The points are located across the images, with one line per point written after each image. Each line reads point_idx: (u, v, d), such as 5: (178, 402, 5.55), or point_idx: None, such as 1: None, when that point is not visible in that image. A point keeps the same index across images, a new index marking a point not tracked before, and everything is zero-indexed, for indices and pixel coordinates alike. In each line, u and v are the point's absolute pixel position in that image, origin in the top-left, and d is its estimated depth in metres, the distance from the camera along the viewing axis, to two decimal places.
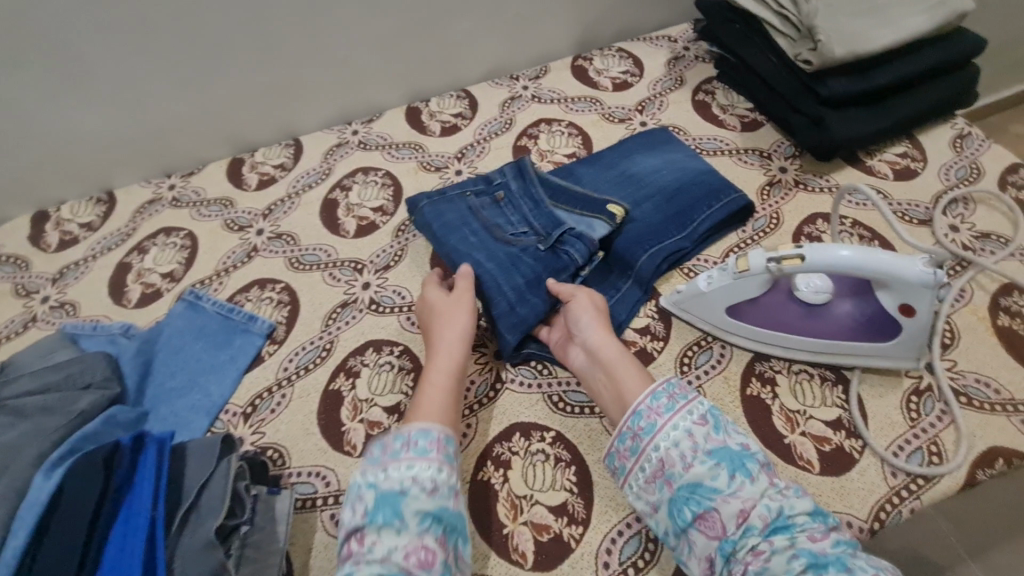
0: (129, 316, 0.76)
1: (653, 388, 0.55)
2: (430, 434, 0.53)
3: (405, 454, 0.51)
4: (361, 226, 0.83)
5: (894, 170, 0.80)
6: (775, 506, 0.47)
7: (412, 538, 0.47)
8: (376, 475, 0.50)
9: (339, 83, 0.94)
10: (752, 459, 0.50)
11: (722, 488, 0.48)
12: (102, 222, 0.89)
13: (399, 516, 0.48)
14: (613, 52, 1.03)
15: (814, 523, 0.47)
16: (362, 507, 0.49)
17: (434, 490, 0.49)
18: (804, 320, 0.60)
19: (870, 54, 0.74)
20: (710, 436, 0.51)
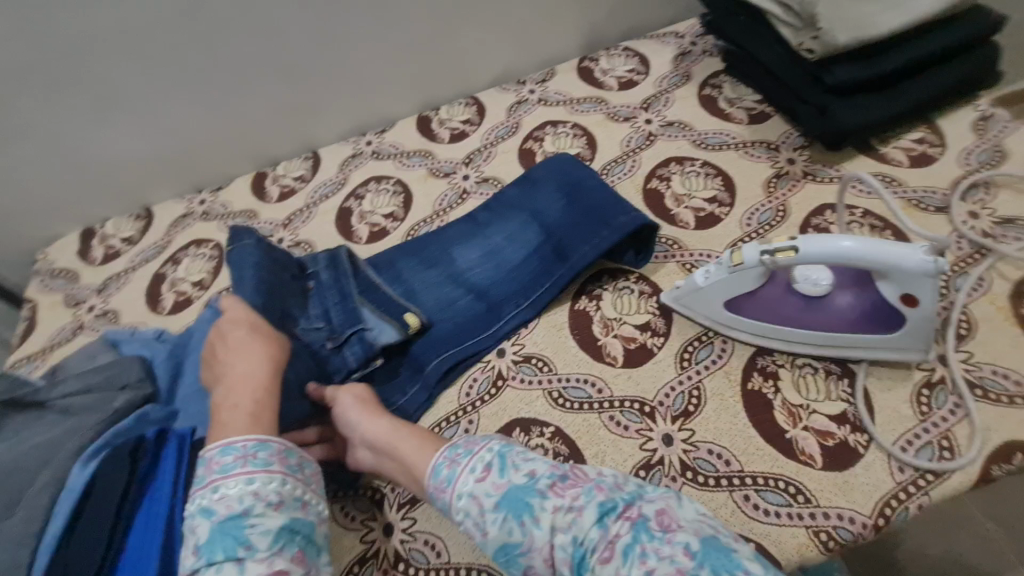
0: (164, 322, 0.83)
1: (432, 463, 0.47)
2: (233, 449, 0.47)
3: (240, 470, 0.46)
4: (373, 232, 0.87)
5: (910, 156, 0.77)
6: (579, 536, 0.40)
7: (261, 563, 0.42)
8: (207, 501, 0.44)
9: (351, 96, 0.98)
10: (532, 493, 0.43)
11: (525, 543, 0.42)
12: (141, 236, 0.96)
13: (241, 542, 0.42)
14: (619, 51, 1.03)
15: (599, 533, 0.40)
16: (194, 543, 0.43)
17: (281, 503, 0.45)
18: (803, 313, 0.59)
19: (876, 39, 0.72)
20: (495, 485, 0.44)
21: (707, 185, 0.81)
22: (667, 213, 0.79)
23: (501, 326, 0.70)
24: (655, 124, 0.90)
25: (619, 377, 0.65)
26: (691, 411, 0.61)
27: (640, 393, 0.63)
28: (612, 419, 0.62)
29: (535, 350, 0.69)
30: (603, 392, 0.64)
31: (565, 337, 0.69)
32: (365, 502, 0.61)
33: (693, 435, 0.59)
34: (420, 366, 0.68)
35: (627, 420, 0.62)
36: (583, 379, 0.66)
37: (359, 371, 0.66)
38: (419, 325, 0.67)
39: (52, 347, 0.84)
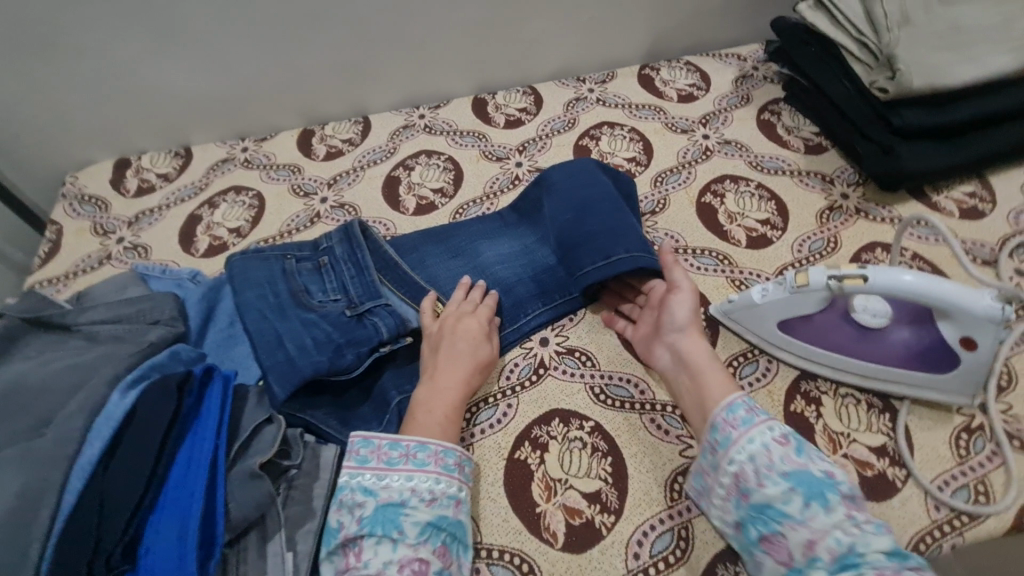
0: (196, 264, 0.81)
1: (732, 400, 0.54)
2: (399, 445, 0.55)
3: (403, 466, 0.53)
4: (421, 205, 0.86)
5: (961, 208, 0.79)
6: (871, 558, 0.43)
7: (410, 547, 0.49)
8: (372, 484, 0.52)
9: (412, 67, 0.97)
10: (832, 489, 0.47)
11: (791, 515, 0.46)
12: (178, 174, 0.93)
13: (397, 526, 0.50)
14: (681, 64, 1.04)
15: (894, 566, 0.43)
16: (358, 515, 0.51)
17: (433, 500, 0.52)
18: (857, 343, 0.60)
19: (948, 88, 0.74)
20: (791, 458, 0.49)
21: (761, 207, 0.81)
22: (719, 228, 0.79)
23: (525, 321, 0.70)
24: (712, 140, 0.91)
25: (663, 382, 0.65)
26: None
27: None
28: (653, 422, 0.62)
29: (579, 344, 0.69)
30: (646, 394, 0.64)
31: (610, 335, 0.69)
32: None
33: None
34: None
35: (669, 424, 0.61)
36: (626, 379, 0.65)
37: (389, 344, 0.64)
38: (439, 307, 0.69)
39: (76, 273, 0.82)
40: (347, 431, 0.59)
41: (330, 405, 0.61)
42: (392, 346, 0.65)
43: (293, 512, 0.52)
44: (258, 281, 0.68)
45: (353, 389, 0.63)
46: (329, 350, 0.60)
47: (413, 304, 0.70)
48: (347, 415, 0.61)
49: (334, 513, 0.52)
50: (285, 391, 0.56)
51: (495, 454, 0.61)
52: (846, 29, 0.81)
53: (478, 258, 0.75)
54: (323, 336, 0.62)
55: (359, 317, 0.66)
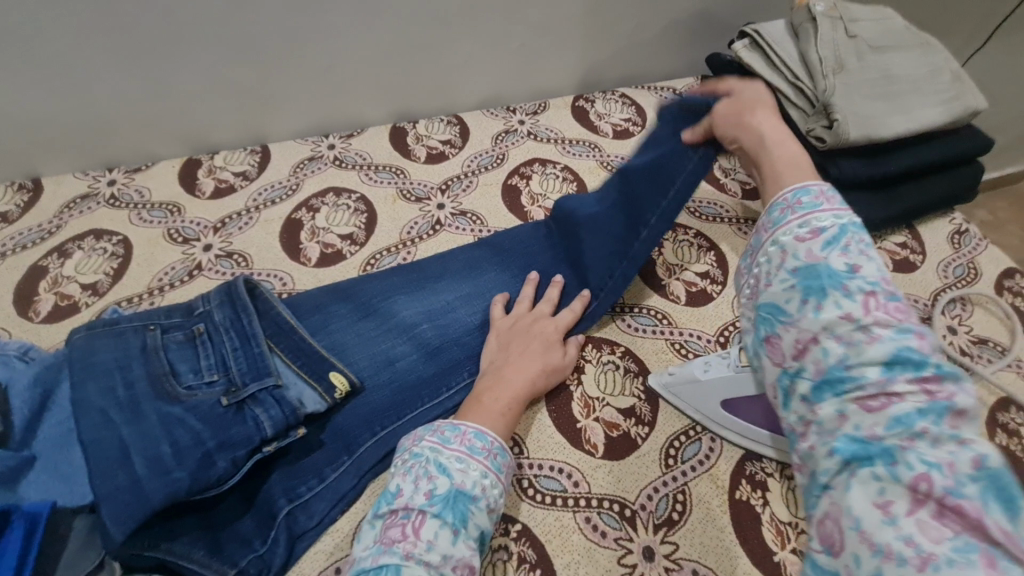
0: (34, 333, 0.65)
1: (771, 202, 0.44)
2: (484, 438, 0.50)
3: (483, 458, 0.49)
4: (326, 254, 0.74)
5: (894, 260, 0.77)
6: (860, 352, 0.35)
7: (469, 551, 0.44)
8: (450, 463, 0.47)
9: (317, 92, 0.84)
10: (842, 285, 0.37)
11: (792, 314, 0.38)
12: (21, 213, 0.77)
13: (465, 520, 0.44)
14: (616, 97, 0.99)
15: (882, 378, 0.33)
16: (428, 488, 0.46)
17: (493, 510, 0.47)
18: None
19: (882, 140, 0.72)
20: (811, 254, 0.39)
21: (701, 258, 0.75)
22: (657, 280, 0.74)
23: (447, 396, 0.62)
24: None
25: (599, 472, 0.57)
26: (675, 520, 0.54)
27: (621, 493, 0.56)
28: (589, 522, 0.54)
29: None
30: (581, 486, 0.56)
31: (540, 414, 0.61)
32: None
33: (676, 549, 0.53)
34: (350, 445, 0.57)
35: (606, 524, 0.54)
36: (558, 468, 0.57)
37: (275, 442, 0.53)
38: (347, 387, 0.58)
39: None
40: (217, 562, 0.48)
41: (195, 529, 0.48)
42: (279, 443, 0.53)
43: None
44: (105, 368, 0.53)
45: (229, 497, 0.52)
46: (192, 460, 0.48)
47: (311, 383, 0.57)
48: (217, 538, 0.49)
49: (399, 477, 0.47)
50: (122, 533, 0.44)
51: None
52: (781, 71, 0.78)
53: (394, 318, 0.66)
54: (188, 439, 0.50)
55: (239, 407, 0.53)
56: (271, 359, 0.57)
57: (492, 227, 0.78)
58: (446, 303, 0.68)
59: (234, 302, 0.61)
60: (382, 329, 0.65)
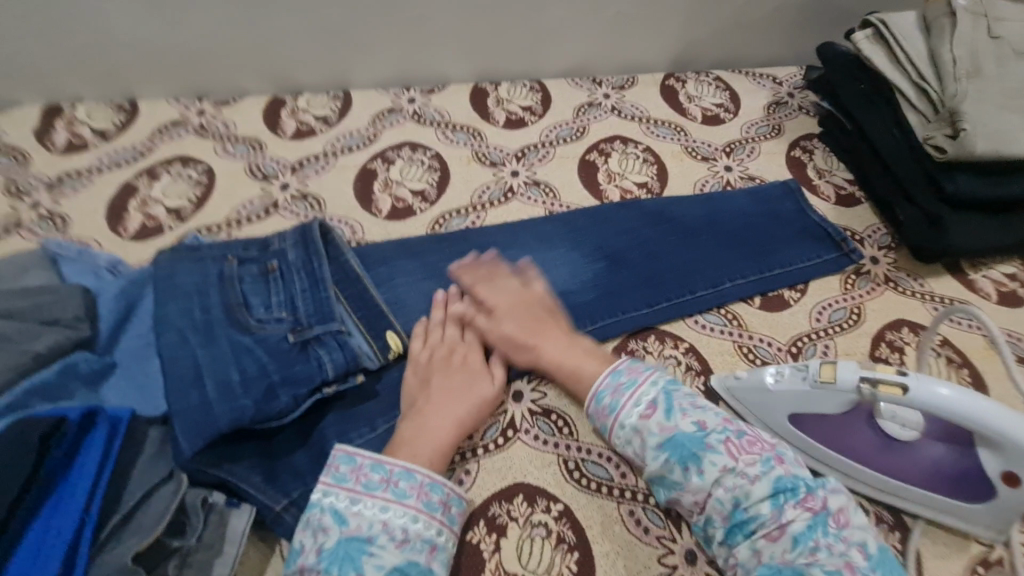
0: (123, 248, 0.68)
1: (595, 390, 0.53)
2: (381, 467, 0.47)
3: (381, 493, 0.46)
4: (396, 208, 0.74)
5: (999, 291, 0.70)
6: (756, 521, 0.44)
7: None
8: (342, 507, 0.45)
9: (404, 41, 0.83)
10: (704, 447, 0.46)
11: (726, 551, 0.45)
12: (117, 132, 0.80)
13: (356, 566, 0.42)
14: (710, 79, 0.93)
15: (773, 513, 0.43)
16: (319, 544, 0.44)
17: (405, 541, 0.44)
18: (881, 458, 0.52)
19: (1013, 158, 0.65)
20: (662, 426, 0.48)
21: None
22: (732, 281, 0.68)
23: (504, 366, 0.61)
24: (734, 174, 0.80)
25: None
26: None
27: None
28: (632, 515, 0.53)
29: (557, 404, 0.59)
30: (627, 478, 0.55)
31: None
32: None
33: None
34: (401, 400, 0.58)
35: (649, 520, 0.53)
36: (606, 456, 0.56)
37: (335, 384, 0.54)
38: (400, 351, 0.58)
39: None
40: (271, 490, 0.49)
41: (255, 455, 0.50)
42: (338, 387, 0.54)
43: None
44: (186, 291, 0.56)
45: (288, 430, 0.53)
46: (258, 390, 0.50)
47: (367, 338, 0.58)
48: (273, 467, 0.51)
49: (299, 531, 0.45)
50: (192, 446, 0.46)
51: None
52: (906, 70, 0.71)
53: (458, 282, 0.66)
54: (255, 369, 0.52)
55: (303, 346, 0.54)
56: (336, 305, 0.58)
57: (565, 201, 0.76)
58: (511, 274, 0.67)
59: (308, 245, 0.62)
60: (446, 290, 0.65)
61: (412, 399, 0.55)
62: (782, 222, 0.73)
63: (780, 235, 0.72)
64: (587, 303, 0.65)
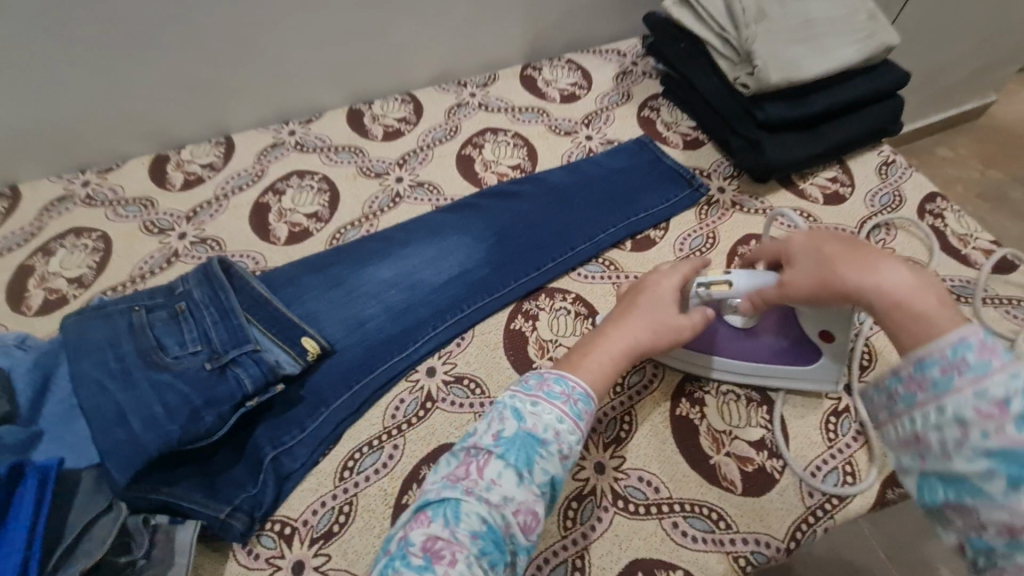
0: (29, 325, 0.70)
1: (938, 341, 0.41)
2: (564, 383, 0.52)
3: (561, 404, 0.50)
4: (293, 233, 0.79)
5: (824, 194, 0.82)
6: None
7: (531, 495, 0.46)
8: (524, 408, 0.49)
9: (272, 81, 0.88)
10: None
11: (974, 484, 0.37)
12: (3, 219, 0.81)
13: (530, 464, 0.47)
14: (563, 63, 1.02)
15: None
16: (497, 430, 0.48)
17: (566, 457, 0.48)
18: (743, 351, 0.62)
19: (804, 81, 0.76)
20: None
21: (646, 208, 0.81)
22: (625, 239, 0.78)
23: (414, 349, 0.67)
24: (595, 142, 0.90)
25: None
26: (623, 438, 0.61)
27: None
28: None
29: (468, 371, 0.66)
30: None
31: (499, 358, 0.67)
32: (273, 538, 0.55)
33: (624, 462, 0.59)
34: (324, 400, 0.63)
35: None
36: None
37: (256, 396, 0.58)
38: (318, 350, 0.64)
39: None
40: (214, 502, 0.54)
41: (192, 476, 0.55)
42: (260, 398, 0.59)
43: None
44: (97, 346, 0.59)
45: (221, 449, 0.58)
46: (181, 416, 0.54)
47: (285, 348, 0.63)
48: (213, 484, 0.55)
49: (481, 421, 0.50)
50: (125, 476, 0.50)
51: (381, 502, 0.57)
52: (709, 25, 0.82)
53: (361, 286, 0.71)
54: (177, 400, 0.55)
55: (221, 370, 0.59)
56: (249, 329, 0.63)
57: (449, 195, 0.83)
58: (409, 267, 0.73)
59: (214, 278, 0.66)
60: (351, 296, 0.71)
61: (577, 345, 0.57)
62: (641, 172, 0.84)
63: (640, 184, 0.82)
64: (482, 279, 0.73)
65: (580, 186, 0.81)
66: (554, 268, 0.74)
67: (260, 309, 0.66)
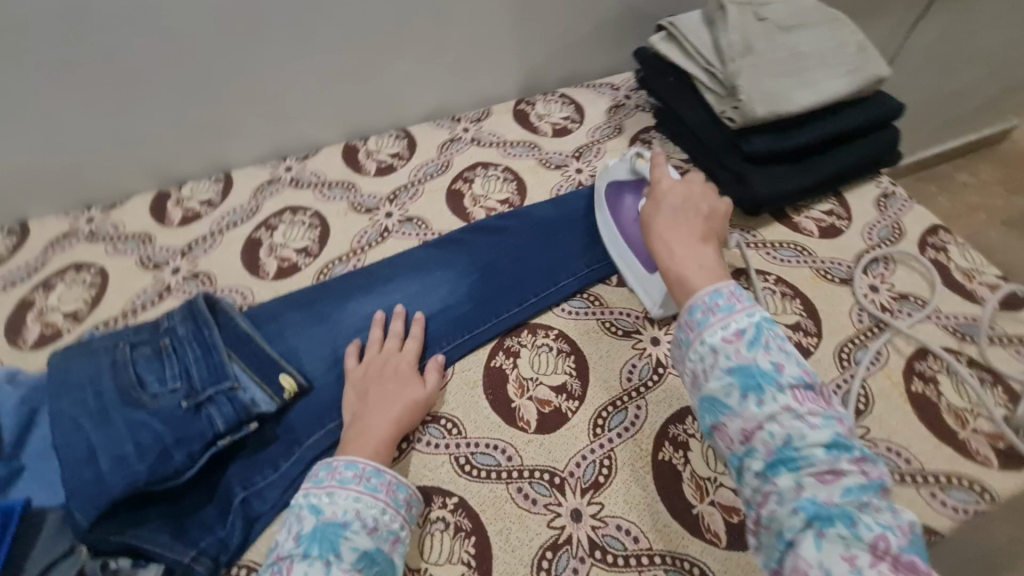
0: (24, 358, 0.72)
1: (691, 302, 0.50)
2: (354, 465, 0.55)
3: (355, 487, 0.53)
4: (282, 268, 0.80)
5: (820, 227, 0.80)
6: (787, 377, 0.45)
7: (342, 573, 0.47)
8: (319, 501, 0.52)
9: (271, 121, 0.91)
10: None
11: (735, 407, 0.45)
12: (11, 254, 0.84)
13: (334, 547, 0.49)
14: (556, 97, 1.04)
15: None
16: (297, 532, 0.51)
17: (374, 528, 0.51)
18: (629, 221, 0.73)
19: (792, 114, 0.75)
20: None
21: None
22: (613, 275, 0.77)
23: None
24: (585, 175, 0.90)
25: (532, 445, 0.62)
26: (601, 483, 0.58)
27: (551, 463, 0.60)
28: (520, 491, 0.58)
29: (446, 410, 0.65)
30: (513, 459, 0.61)
31: (478, 397, 0.66)
32: None
33: (602, 509, 0.57)
34: (298, 439, 0.62)
35: (537, 492, 0.58)
36: (493, 445, 0.62)
37: (229, 435, 0.58)
38: (296, 388, 0.64)
39: None
40: (179, 545, 0.53)
41: (161, 516, 0.54)
42: (233, 437, 0.59)
43: None
44: (78, 384, 0.60)
45: (192, 489, 0.57)
46: (151, 456, 0.54)
47: (261, 385, 0.63)
48: (181, 525, 0.55)
49: (283, 532, 0.52)
50: (89, 517, 0.50)
51: None
52: (696, 60, 0.83)
53: (343, 322, 0.72)
54: (149, 439, 0.55)
55: (196, 408, 0.59)
56: (230, 365, 0.63)
57: (436, 229, 0.83)
58: (392, 304, 0.74)
59: (199, 313, 0.67)
60: (332, 332, 0.71)
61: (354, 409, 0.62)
62: None
63: None
64: (464, 314, 0.72)
65: (568, 220, 0.81)
66: (538, 303, 0.73)
67: (242, 346, 0.66)
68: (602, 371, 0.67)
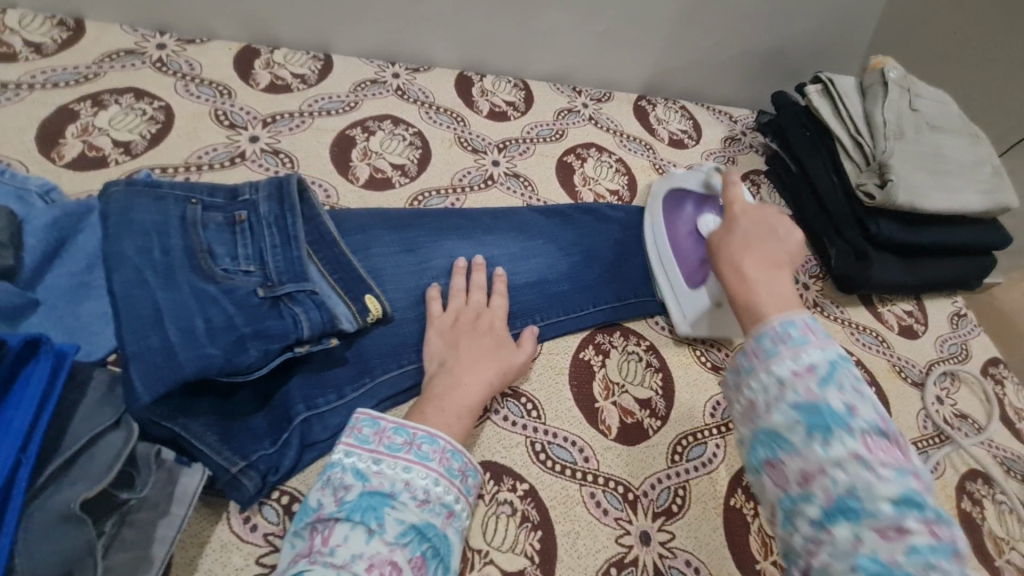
0: (56, 175, 0.61)
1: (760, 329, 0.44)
2: (405, 430, 0.47)
3: (404, 454, 0.45)
4: (374, 178, 0.72)
5: (900, 325, 0.82)
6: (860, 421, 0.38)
7: (385, 547, 0.41)
8: (364, 466, 0.44)
9: (396, 18, 0.81)
10: None
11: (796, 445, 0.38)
12: (57, 50, 0.71)
13: (377, 518, 0.42)
14: (676, 107, 1.00)
15: None
16: (338, 496, 0.43)
17: (425, 501, 0.44)
18: (682, 234, 0.69)
19: (923, 211, 0.76)
20: None
21: None
22: None
23: None
24: None
25: (610, 452, 0.58)
26: (674, 512, 0.56)
27: (627, 477, 0.57)
28: (593, 497, 0.55)
29: (527, 389, 0.60)
30: (590, 462, 0.57)
31: (562, 386, 0.61)
32: (276, 511, 0.48)
33: (672, 539, 0.54)
34: (369, 370, 0.56)
35: (609, 503, 0.55)
36: (572, 441, 0.58)
37: (307, 345, 0.51)
38: (380, 313, 0.55)
39: None
40: (227, 451, 0.46)
41: (210, 412, 0.47)
42: (310, 348, 0.51)
43: (119, 560, 0.39)
44: (140, 230, 0.50)
45: (245, 390, 0.50)
46: (223, 342, 0.46)
47: (345, 300, 0.54)
48: (230, 428, 0.47)
49: (318, 490, 0.44)
50: (141, 392, 0.42)
51: None
52: (846, 124, 0.81)
53: (436, 259, 0.65)
54: (222, 320, 0.47)
55: (274, 302, 0.51)
56: (309, 266, 0.54)
57: (542, 196, 0.78)
58: (489, 257, 0.67)
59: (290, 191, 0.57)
60: (422, 266, 0.64)
61: (440, 357, 0.55)
62: None
63: None
64: (562, 294, 0.67)
65: None
66: (636, 307, 0.69)
67: (328, 250, 0.56)
68: (686, 399, 0.65)
